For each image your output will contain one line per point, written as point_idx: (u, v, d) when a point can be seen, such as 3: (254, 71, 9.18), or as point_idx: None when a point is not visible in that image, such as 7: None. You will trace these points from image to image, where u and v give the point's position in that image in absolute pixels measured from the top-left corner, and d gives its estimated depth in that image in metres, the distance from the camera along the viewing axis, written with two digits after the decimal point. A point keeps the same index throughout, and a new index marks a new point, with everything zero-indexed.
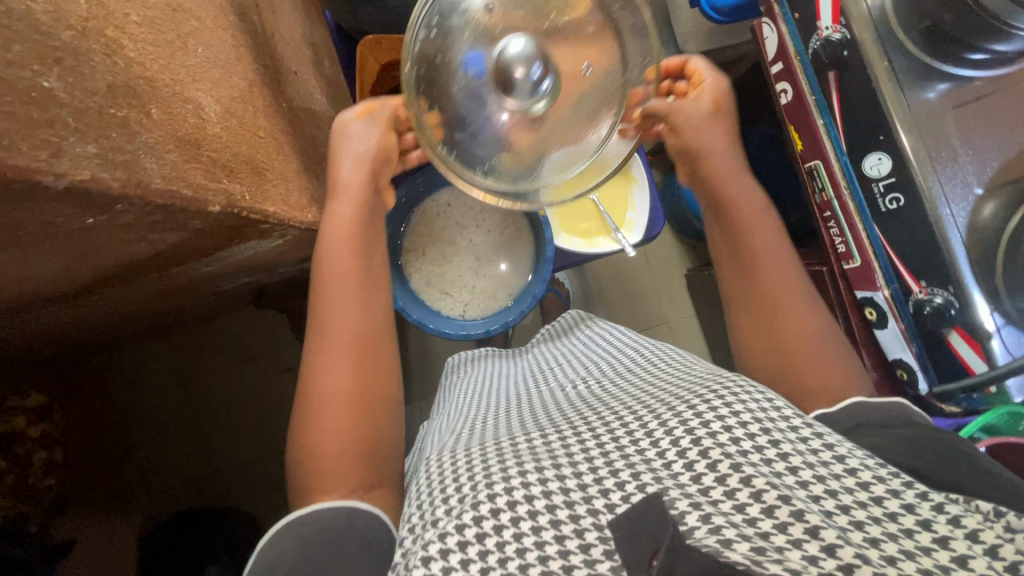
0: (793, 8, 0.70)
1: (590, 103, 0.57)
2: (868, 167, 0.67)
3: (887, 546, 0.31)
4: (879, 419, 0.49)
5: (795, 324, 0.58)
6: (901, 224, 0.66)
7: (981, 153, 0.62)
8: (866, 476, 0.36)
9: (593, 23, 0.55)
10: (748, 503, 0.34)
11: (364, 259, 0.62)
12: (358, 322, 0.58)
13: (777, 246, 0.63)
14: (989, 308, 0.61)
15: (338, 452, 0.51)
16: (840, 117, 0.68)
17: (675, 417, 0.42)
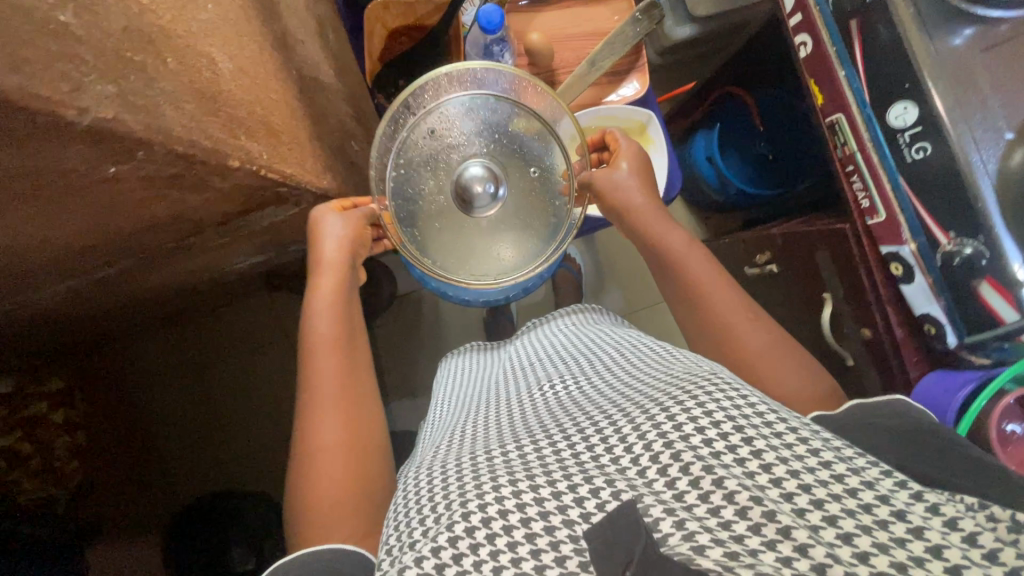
0: None
1: (537, 204, 0.72)
2: (893, 117, 0.65)
3: (859, 540, 0.33)
4: (871, 418, 0.50)
5: (765, 350, 0.57)
6: (929, 173, 0.64)
7: (1010, 98, 0.61)
8: (834, 462, 0.37)
9: (524, 146, 0.71)
10: (723, 506, 0.35)
11: (349, 321, 0.61)
12: (343, 382, 0.57)
13: (732, 292, 0.61)
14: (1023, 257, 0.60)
15: (336, 495, 0.50)
16: (862, 68, 0.67)
17: (653, 416, 0.43)
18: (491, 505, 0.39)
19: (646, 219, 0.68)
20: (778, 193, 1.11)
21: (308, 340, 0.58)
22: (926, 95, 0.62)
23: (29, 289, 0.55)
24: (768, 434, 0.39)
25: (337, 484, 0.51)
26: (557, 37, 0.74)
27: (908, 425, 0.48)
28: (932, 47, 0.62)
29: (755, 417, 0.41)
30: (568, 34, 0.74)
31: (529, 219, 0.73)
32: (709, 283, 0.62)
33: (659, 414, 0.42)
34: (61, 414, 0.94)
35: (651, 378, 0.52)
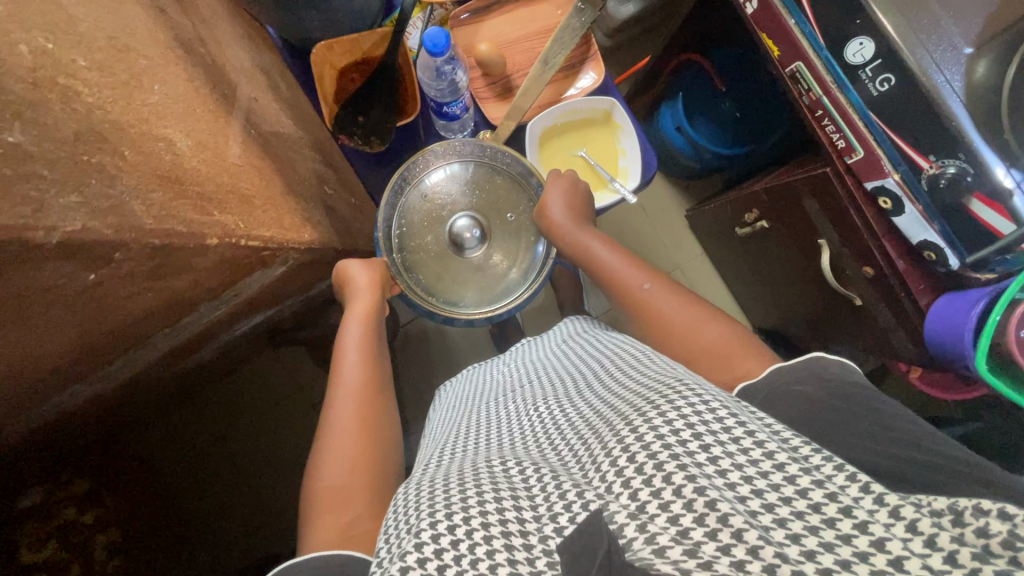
0: None
1: (520, 235, 0.80)
2: (851, 54, 0.65)
3: (806, 539, 0.33)
4: (796, 377, 0.55)
5: (684, 329, 0.64)
6: (895, 103, 0.64)
7: (961, 14, 0.60)
8: (783, 457, 0.38)
9: (503, 185, 0.79)
10: (682, 514, 0.35)
11: (378, 346, 0.70)
12: (367, 386, 0.65)
13: (639, 284, 0.69)
14: (1006, 167, 0.60)
15: (358, 477, 0.56)
16: (810, 13, 0.67)
17: (624, 426, 0.43)
18: (466, 523, 0.39)
19: (576, 240, 0.74)
20: (752, 148, 1.10)
21: (342, 351, 0.68)
22: (878, 28, 0.62)
23: (38, 400, 0.55)
24: (724, 438, 0.39)
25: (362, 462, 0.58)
26: (506, 45, 0.73)
27: (841, 394, 0.52)
28: None
29: (714, 425, 0.41)
30: (516, 39, 0.73)
31: (516, 250, 0.80)
32: (628, 281, 0.70)
33: (624, 428, 0.42)
34: (92, 515, 0.91)
35: (625, 388, 0.52)
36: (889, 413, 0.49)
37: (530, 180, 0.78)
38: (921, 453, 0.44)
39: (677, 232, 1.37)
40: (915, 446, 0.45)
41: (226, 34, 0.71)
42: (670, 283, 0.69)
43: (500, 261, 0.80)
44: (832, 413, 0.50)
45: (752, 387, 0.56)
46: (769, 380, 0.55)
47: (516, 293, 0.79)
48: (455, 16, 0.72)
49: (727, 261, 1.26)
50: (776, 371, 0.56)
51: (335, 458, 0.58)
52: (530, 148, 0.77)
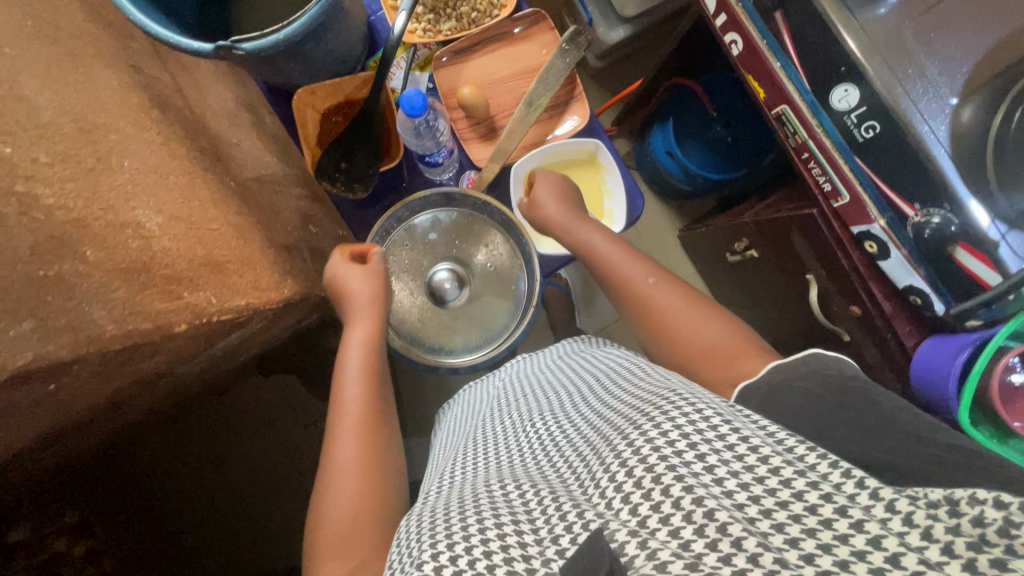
0: None
1: (501, 282, 0.80)
2: (836, 100, 0.64)
3: (805, 543, 0.32)
4: (796, 373, 0.53)
5: (684, 327, 0.63)
6: (881, 151, 0.64)
7: (947, 64, 0.60)
8: (774, 459, 0.37)
9: (482, 233, 0.79)
10: (682, 527, 0.34)
11: (374, 368, 0.69)
12: (362, 410, 0.64)
13: (642, 276, 0.67)
14: (988, 216, 0.59)
15: (359, 510, 0.54)
16: (795, 56, 0.66)
17: (620, 441, 0.42)
18: (466, 544, 0.37)
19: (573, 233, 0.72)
20: (741, 174, 1.10)
21: (340, 377, 0.67)
22: (864, 77, 0.62)
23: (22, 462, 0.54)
24: (715, 441, 0.39)
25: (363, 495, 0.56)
26: (488, 87, 0.73)
27: (841, 389, 0.49)
28: (864, 20, 0.62)
29: (705, 433, 0.40)
30: (499, 79, 0.73)
31: (499, 297, 0.79)
32: (626, 274, 0.68)
33: (620, 443, 0.41)
34: (81, 547, 0.91)
35: (620, 402, 0.50)
36: (890, 406, 0.47)
37: (507, 228, 0.78)
38: (930, 447, 0.42)
39: (668, 252, 1.37)
40: (921, 439, 0.42)
41: (208, 76, 0.71)
42: (668, 278, 0.68)
43: (484, 308, 0.79)
44: (832, 412, 0.48)
45: (753, 389, 0.54)
46: (767, 381, 0.53)
47: (501, 338, 0.79)
48: (437, 58, 0.71)
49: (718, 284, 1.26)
50: (775, 367, 0.54)
51: (336, 491, 0.57)
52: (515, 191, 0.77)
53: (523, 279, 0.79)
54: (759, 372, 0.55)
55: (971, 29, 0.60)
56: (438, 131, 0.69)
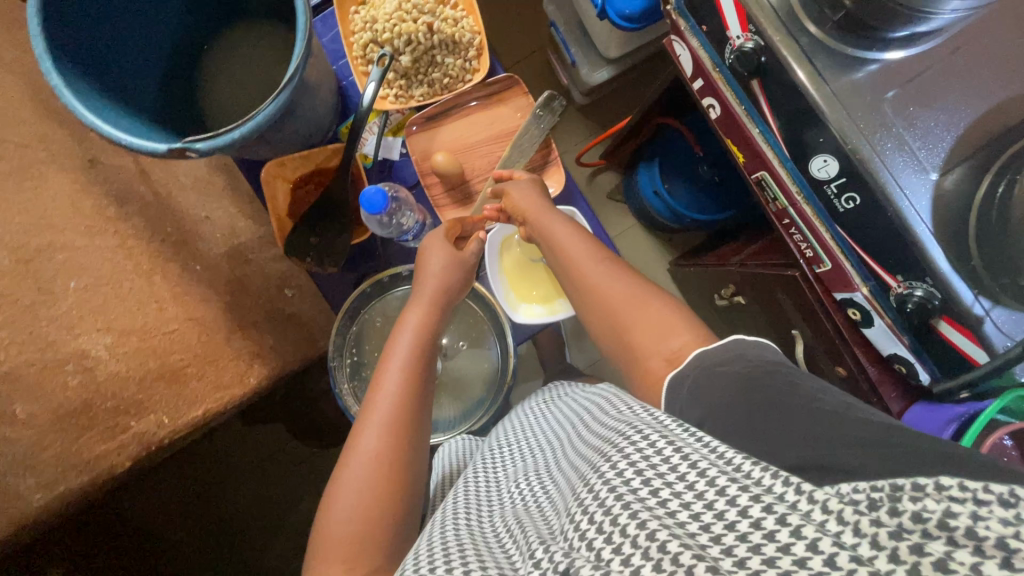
0: (699, 21, 0.66)
1: (475, 354, 0.78)
2: (816, 170, 0.63)
3: (751, 561, 0.27)
4: (719, 357, 0.46)
5: (627, 314, 0.55)
6: (861, 222, 0.62)
7: (928, 137, 0.58)
8: (709, 470, 0.32)
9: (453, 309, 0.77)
10: (640, 565, 0.29)
11: (425, 363, 0.60)
12: (400, 407, 0.55)
13: (595, 258, 0.60)
14: (972, 292, 0.58)
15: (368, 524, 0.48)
16: (773, 123, 0.64)
17: (585, 487, 0.36)
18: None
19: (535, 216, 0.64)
20: (729, 215, 1.09)
21: (384, 367, 0.58)
22: (842, 149, 0.59)
23: None
24: (655, 461, 0.35)
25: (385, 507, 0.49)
26: (463, 153, 0.72)
27: (767, 372, 0.42)
28: (841, 91, 0.60)
29: (656, 456, 0.35)
30: (473, 145, 0.72)
31: (475, 366, 0.78)
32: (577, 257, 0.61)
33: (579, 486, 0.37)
34: None
35: (603, 427, 0.45)
36: (806, 387, 0.41)
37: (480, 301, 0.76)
38: (853, 429, 0.35)
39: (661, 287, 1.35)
40: (847, 420, 0.36)
41: None
42: (609, 257, 0.60)
43: (460, 380, 0.78)
44: (762, 403, 0.40)
45: (678, 376, 0.47)
46: (695, 376, 0.46)
47: (481, 405, 0.77)
48: (408, 126, 0.70)
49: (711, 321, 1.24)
50: (700, 354, 0.47)
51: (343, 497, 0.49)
52: (489, 263, 0.76)
53: (497, 345, 0.77)
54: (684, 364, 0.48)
55: (953, 100, 0.58)
56: (403, 218, 0.64)
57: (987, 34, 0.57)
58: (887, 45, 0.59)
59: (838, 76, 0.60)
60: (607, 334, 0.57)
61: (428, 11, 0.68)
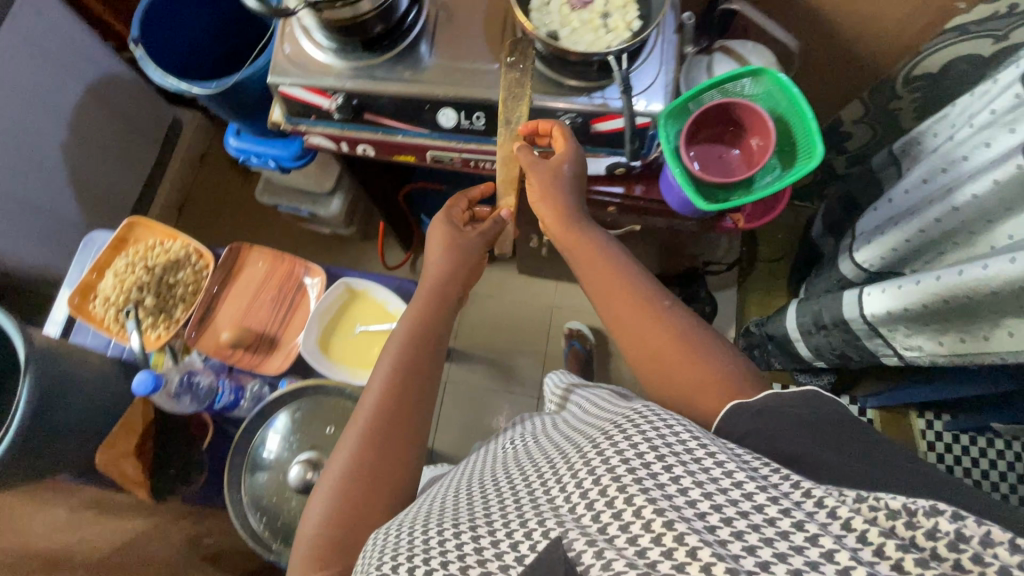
0: (307, 117, 0.83)
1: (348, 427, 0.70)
2: (445, 121, 0.80)
3: (762, 552, 0.33)
4: (795, 403, 0.47)
5: (669, 353, 0.57)
6: (497, 124, 0.79)
7: (480, 55, 0.78)
8: (743, 482, 0.38)
9: (308, 409, 0.72)
10: (640, 535, 0.35)
11: (424, 382, 0.62)
12: (390, 425, 0.58)
13: (660, 302, 0.61)
14: (582, 96, 0.75)
15: (340, 527, 0.52)
16: (398, 122, 0.81)
17: (593, 450, 0.44)
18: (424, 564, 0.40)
19: (551, 216, 0.70)
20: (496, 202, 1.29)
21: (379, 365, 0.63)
22: (442, 100, 0.78)
23: None
24: (683, 457, 0.40)
25: (358, 518, 0.53)
26: (243, 318, 0.82)
27: (842, 423, 0.45)
28: (410, 76, 0.78)
29: (674, 445, 0.41)
30: (246, 307, 0.82)
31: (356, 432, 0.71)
32: (597, 258, 0.66)
33: (592, 456, 0.43)
34: None
35: (608, 415, 0.52)
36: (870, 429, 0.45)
37: (326, 389, 0.74)
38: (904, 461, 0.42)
39: (523, 288, 1.49)
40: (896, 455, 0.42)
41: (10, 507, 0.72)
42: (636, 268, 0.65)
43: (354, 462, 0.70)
44: (840, 437, 0.44)
45: (745, 405, 0.49)
46: (772, 397, 0.48)
47: None
48: (188, 337, 0.80)
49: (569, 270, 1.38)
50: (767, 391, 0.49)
51: (316, 507, 0.53)
52: (317, 360, 0.78)
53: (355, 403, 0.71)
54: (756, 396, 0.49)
55: (470, 32, 0.80)
56: (200, 382, 0.74)
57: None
58: (400, 31, 0.78)
59: (401, 71, 0.78)
60: (642, 366, 0.59)
61: (143, 261, 0.82)
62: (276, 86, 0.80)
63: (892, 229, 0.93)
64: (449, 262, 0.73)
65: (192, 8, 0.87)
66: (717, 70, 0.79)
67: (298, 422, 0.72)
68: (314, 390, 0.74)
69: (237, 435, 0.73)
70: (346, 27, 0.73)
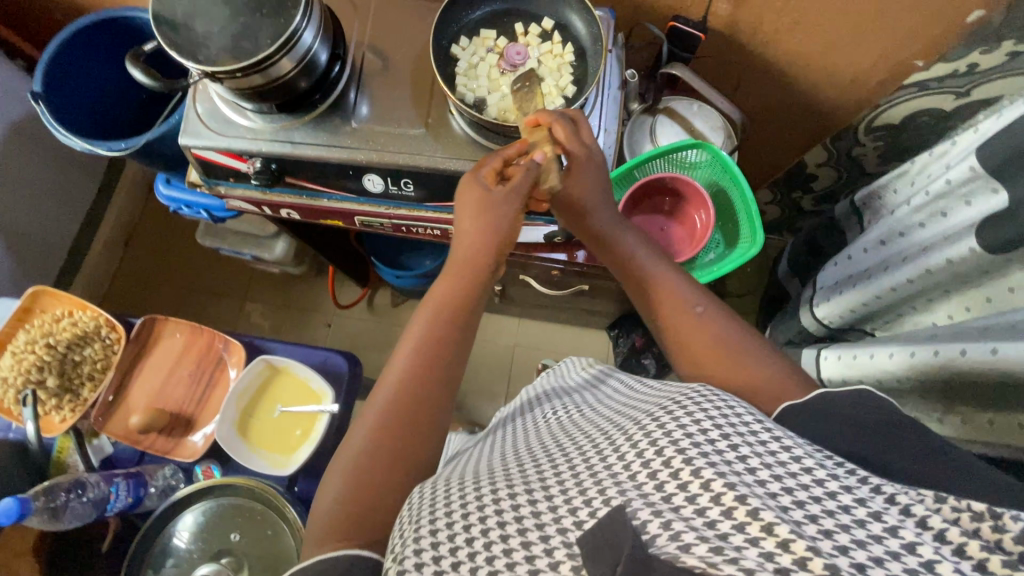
0: (227, 179, 0.78)
1: (258, 530, 0.66)
2: (372, 186, 0.75)
3: (839, 536, 0.31)
4: (849, 400, 0.46)
5: (701, 356, 0.56)
6: (428, 190, 0.75)
7: (409, 119, 0.74)
8: (824, 480, 0.35)
9: (209, 512, 0.67)
10: (708, 506, 0.33)
11: (454, 351, 0.56)
12: (421, 387, 0.54)
13: (690, 306, 0.59)
14: None
15: (365, 499, 0.49)
16: (323, 187, 0.77)
17: (653, 425, 0.41)
18: (464, 531, 0.39)
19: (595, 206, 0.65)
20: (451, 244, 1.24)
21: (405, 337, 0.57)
22: (366, 167, 0.73)
23: None
24: (758, 448, 0.38)
25: (385, 488, 0.50)
26: (157, 396, 0.76)
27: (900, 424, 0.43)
28: (332, 139, 0.73)
29: (743, 436, 0.39)
30: (161, 384, 0.77)
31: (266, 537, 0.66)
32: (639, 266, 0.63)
33: (651, 428, 0.41)
34: None
35: (664, 396, 0.50)
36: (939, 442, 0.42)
37: (229, 488, 0.68)
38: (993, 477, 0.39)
39: (484, 325, 1.44)
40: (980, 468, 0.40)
41: None
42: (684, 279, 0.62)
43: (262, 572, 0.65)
44: (904, 440, 0.42)
45: (799, 405, 0.48)
46: (820, 397, 0.47)
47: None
48: (94, 421, 0.74)
49: (531, 310, 1.34)
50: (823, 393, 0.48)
51: (331, 489, 0.50)
52: (234, 448, 0.72)
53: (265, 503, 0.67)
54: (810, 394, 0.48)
55: (399, 92, 0.75)
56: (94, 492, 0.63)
57: (384, 51, 0.77)
58: (331, 79, 0.72)
59: (324, 133, 0.73)
60: (677, 360, 0.59)
61: (43, 338, 0.76)
62: (188, 148, 0.74)
63: (852, 288, 0.88)
64: (481, 232, 0.59)
65: (95, 61, 0.83)
66: (660, 133, 0.74)
67: (197, 529, 0.66)
68: (217, 490, 0.67)
69: (138, 532, 0.66)
70: (275, 87, 0.66)
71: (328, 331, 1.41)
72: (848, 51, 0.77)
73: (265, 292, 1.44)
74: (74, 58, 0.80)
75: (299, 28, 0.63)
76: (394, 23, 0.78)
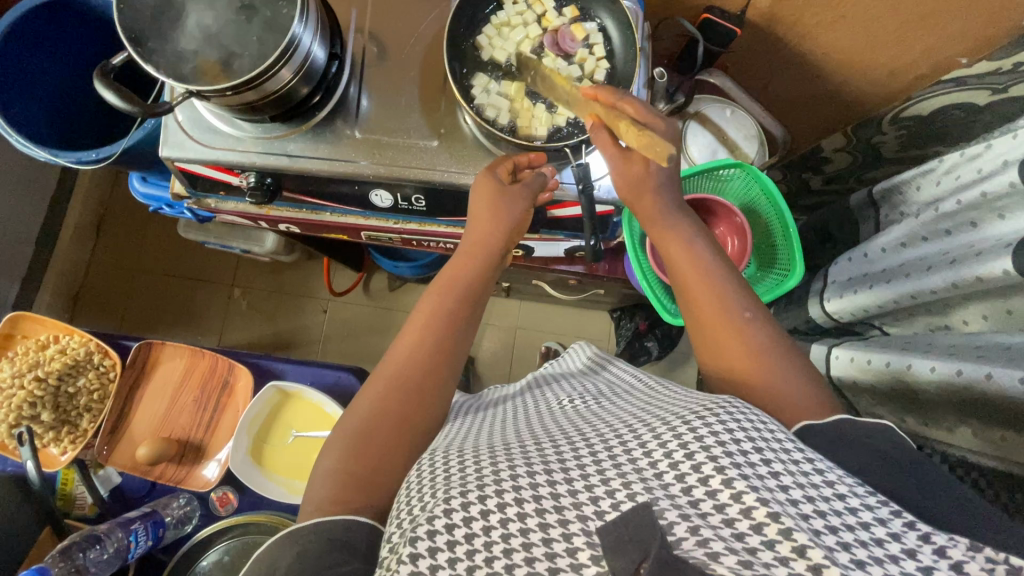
0: (214, 191, 0.72)
1: None
2: (380, 200, 0.70)
3: (870, 566, 0.29)
4: (866, 430, 0.43)
5: (730, 349, 0.51)
6: (439, 204, 0.70)
7: (416, 127, 0.67)
8: (855, 503, 0.33)
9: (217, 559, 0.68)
10: (734, 518, 0.32)
11: (468, 315, 0.55)
12: (440, 359, 0.52)
13: (737, 311, 0.52)
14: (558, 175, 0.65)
15: (370, 461, 0.47)
16: (325, 202, 0.72)
17: (680, 422, 0.38)
18: (464, 510, 0.35)
19: (646, 186, 0.57)
20: None
21: (428, 295, 0.56)
22: (376, 185, 0.67)
23: None
24: (788, 463, 0.35)
25: (386, 458, 0.48)
26: (162, 423, 0.75)
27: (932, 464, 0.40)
28: (334, 151, 0.66)
29: (777, 447, 0.36)
30: (165, 412, 0.75)
31: None
32: (683, 250, 0.56)
33: (678, 425, 0.38)
34: None
35: (689, 396, 0.47)
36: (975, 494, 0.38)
37: (236, 535, 0.68)
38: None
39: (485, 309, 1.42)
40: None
41: None
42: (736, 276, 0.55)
43: None
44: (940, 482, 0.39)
45: (820, 427, 0.43)
46: (844, 421, 0.43)
47: None
48: (99, 453, 0.72)
49: (538, 294, 1.32)
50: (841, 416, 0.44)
51: (334, 448, 0.48)
52: (250, 476, 0.72)
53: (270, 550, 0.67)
54: (829, 417, 0.44)
55: (405, 91, 0.67)
56: (108, 547, 0.65)
57: (389, 43, 0.68)
58: (331, 79, 0.63)
59: (323, 144, 0.66)
60: (697, 346, 0.54)
61: (30, 371, 0.74)
62: (171, 160, 0.66)
63: (861, 289, 0.86)
64: (490, 227, 0.57)
65: (45, 61, 0.74)
66: (693, 142, 0.73)
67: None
68: (222, 538, 0.68)
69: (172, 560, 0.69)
70: (273, 100, 0.59)
71: (324, 318, 1.36)
72: (887, 44, 0.73)
73: (254, 277, 1.37)
74: (17, 52, 0.71)
75: (298, 34, 0.55)
76: (403, 5, 0.69)
